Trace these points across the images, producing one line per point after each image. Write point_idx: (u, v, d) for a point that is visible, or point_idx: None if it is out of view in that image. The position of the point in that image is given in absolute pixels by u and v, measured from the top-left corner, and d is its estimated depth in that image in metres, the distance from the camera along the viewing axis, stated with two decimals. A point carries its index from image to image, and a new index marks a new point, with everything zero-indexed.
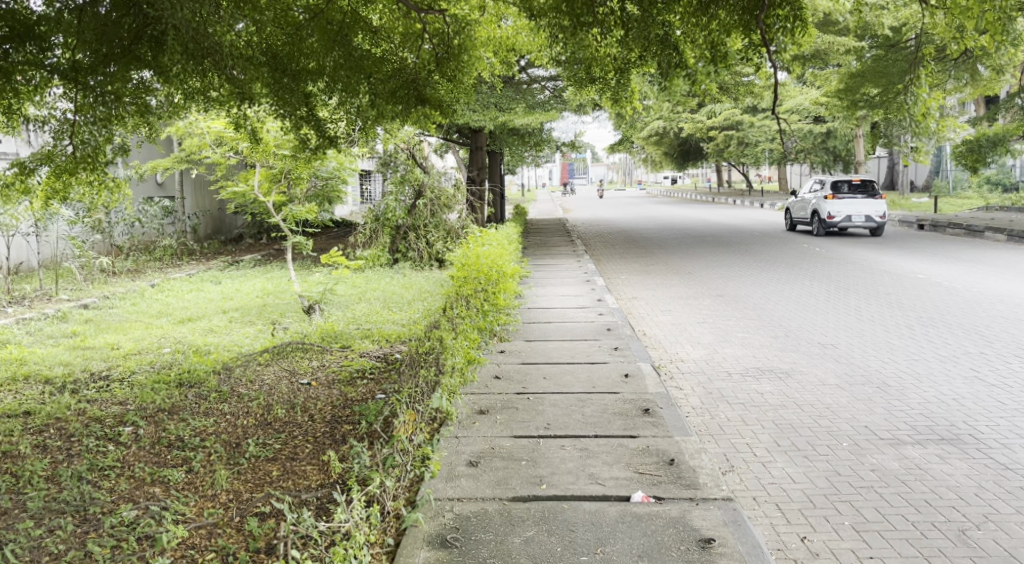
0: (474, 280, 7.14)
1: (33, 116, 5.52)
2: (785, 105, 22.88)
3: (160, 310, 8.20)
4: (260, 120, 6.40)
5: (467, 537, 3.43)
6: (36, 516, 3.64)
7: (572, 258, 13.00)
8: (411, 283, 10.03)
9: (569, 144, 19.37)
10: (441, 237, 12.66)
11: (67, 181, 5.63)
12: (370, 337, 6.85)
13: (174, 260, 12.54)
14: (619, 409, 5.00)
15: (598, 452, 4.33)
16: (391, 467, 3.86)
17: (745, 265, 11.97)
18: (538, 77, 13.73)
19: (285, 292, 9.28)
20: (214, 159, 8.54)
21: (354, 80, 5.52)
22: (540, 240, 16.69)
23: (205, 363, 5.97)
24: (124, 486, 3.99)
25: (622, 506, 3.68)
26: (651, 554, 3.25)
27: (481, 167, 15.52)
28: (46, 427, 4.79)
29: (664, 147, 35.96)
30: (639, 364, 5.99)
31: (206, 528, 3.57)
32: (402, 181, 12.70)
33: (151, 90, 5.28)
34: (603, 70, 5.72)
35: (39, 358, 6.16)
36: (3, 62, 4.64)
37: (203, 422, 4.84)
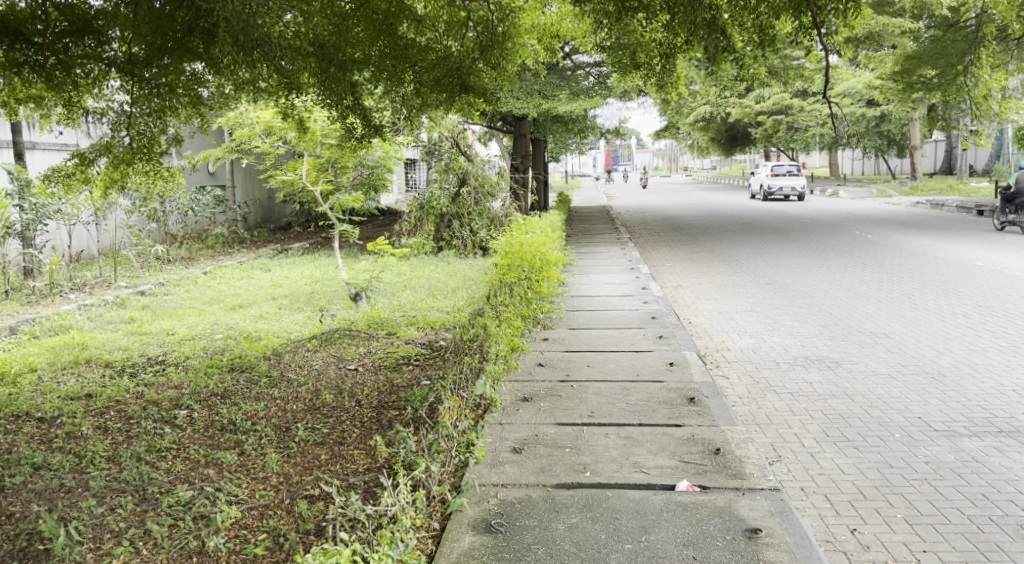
0: (518, 268, 7.14)
1: (93, 109, 5.70)
2: (837, 87, 22.33)
3: (212, 297, 8.41)
4: (307, 109, 6.47)
5: (511, 523, 3.46)
6: (98, 494, 3.78)
7: (616, 246, 12.94)
8: (456, 270, 10.10)
9: (614, 131, 19.23)
10: (485, 224, 12.71)
11: (124, 171, 5.80)
12: (415, 324, 6.93)
13: (226, 248, 12.86)
14: (664, 398, 4.97)
15: (643, 440, 4.32)
16: (437, 452, 3.93)
17: (794, 252, 11.75)
18: (582, 63, 13.71)
19: (332, 279, 9.44)
20: (263, 149, 8.71)
21: (400, 68, 5.57)
22: (584, 228, 16.63)
23: (256, 348, 6.13)
24: (180, 467, 4.12)
25: (667, 495, 3.67)
26: (697, 543, 3.24)
27: (525, 155, 15.50)
28: (106, 409, 4.96)
29: (711, 133, 35.44)
30: (685, 352, 5.94)
31: (258, 509, 3.66)
32: (446, 169, 12.77)
33: (204, 82, 5.38)
34: (648, 56, 5.65)
35: (99, 343, 6.37)
36: (63, 55, 4.83)
37: (254, 406, 4.95)
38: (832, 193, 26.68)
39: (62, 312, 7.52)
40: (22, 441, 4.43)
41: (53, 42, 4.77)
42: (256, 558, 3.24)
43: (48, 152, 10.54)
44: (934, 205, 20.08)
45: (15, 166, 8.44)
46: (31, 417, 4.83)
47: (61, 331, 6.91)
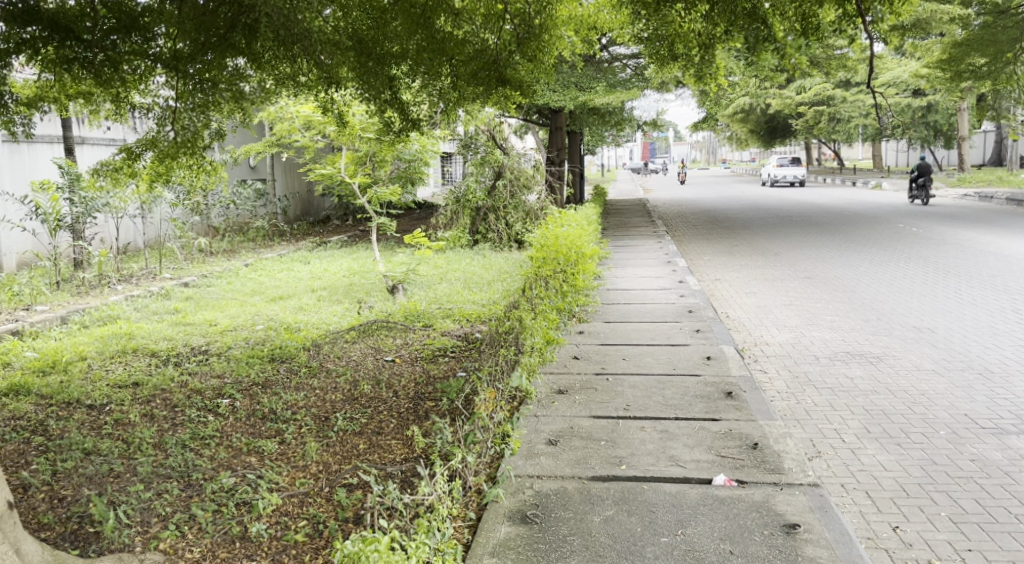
0: (553, 261, 7.11)
1: (139, 105, 5.83)
2: (881, 77, 21.85)
3: (253, 289, 8.56)
4: (345, 103, 6.52)
5: (547, 514, 3.47)
6: (145, 480, 3.89)
7: (652, 239, 12.84)
8: (491, 263, 10.14)
9: (652, 123, 19.08)
10: (521, 218, 12.73)
11: (169, 164, 5.92)
12: (451, 317, 6.98)
13: (266, 241, 13.07)
14: (702, 392, 4.94)
15: (680, 434, 4.29)
16: (473, 443, 3.96)
17: (835, 246, 11.55)
18: (619, 55, 13.73)
19: (370, 272, 9.53)
20: (303, 142, 8.82)
21: (436, 62, 5.50)
22: (620, 221, 16.53)
23: (296, 339, 6.23)
24: (223, 455, 4.21)
25: (704, 489, 3.65)
26: (735, 538, 3.22)
27: (561, 148, 15.44)
28: (152, 397, 5.09)
29: (750, 124, 34.94)
30: (722, 346, 5.89)
31: (299, 496, 3.73)
32: (483, 162, 12.77)
33: (245, 77, 5.46)
34: (686, 47, 5.49)
35: (145, 333, 6.54)
36: (111, 52, 4.97)
37: (294, 396, 5.04)
38: (874, 186, 26.14)
39: (110, 303, 7.73)
40: (74, 427, 4.57)
41: (101, 39, 4.89)
42: (296, 544, 3.31)
43: (96, 147, 10.82)
44: (983, 197, 19.51)
45: (65, 161, 8.68)
46: (82, 404, 4.98)
47: (109, 321, 7.10)
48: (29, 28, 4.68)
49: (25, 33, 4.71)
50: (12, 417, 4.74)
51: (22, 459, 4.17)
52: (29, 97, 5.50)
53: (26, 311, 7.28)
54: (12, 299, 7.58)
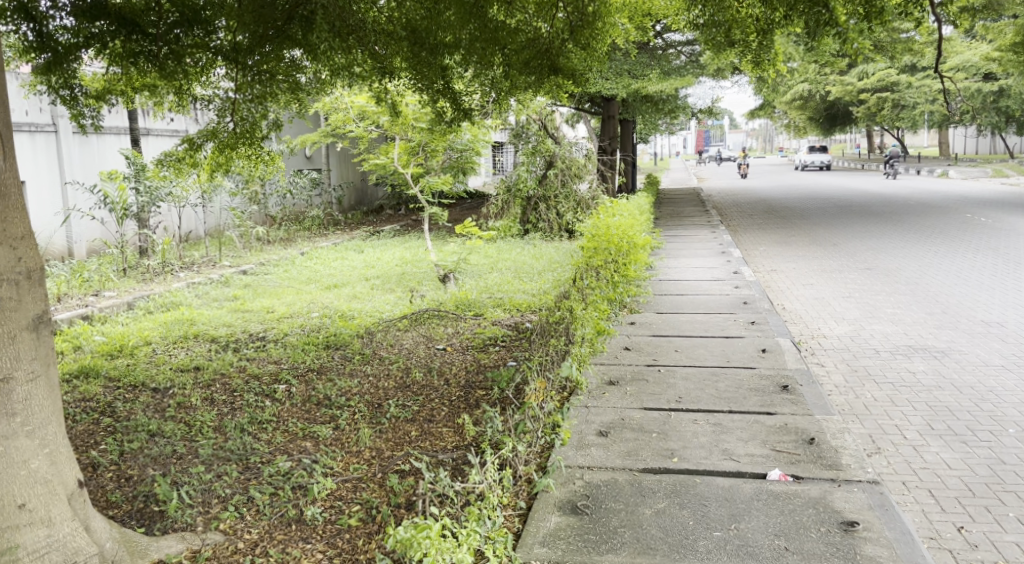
0: (605, 251, 7.02)
1: (200, 96, 5.98)
2: (950, 61, 21.00)
3: (309, 277, 8.71)
4: (399, 94, 6.55)
5: (597, 506, 3.46)
6: (206, 461, 4.01)
7: (706, 229, 12.64)
8: (541, 253, 10.12)
9: (707, 111, 18.76)
10: (572, 207, 12.68)
11: (228, 156, 6.05)
12: (502, 306, 7.00)
13: (321, 230, 13.32)
14: (756, 385, 4.85)
15: (733, 428, 4.23)
16: (523, 432, 3.99)
17: (897, 236, 11.19)
18: (674, 42, 13.59)
19: (422, 261, 9.61)
20: (357, 133, 8.94)
21: (490, 51, 5.41)
22: (673, 211, 16.31)
23: (350, 327, 6.34)
24: (280, 439, 4.31)
25: (758, 483, 3.59)
26: (790, 534, 3.16)
27: (614, 136, 15.35)
28: (212, 382, 5.24)
29: (808, 112, 34.05)
30: (778, 339, 5.77)
31: (352, 482, 3.81)
32: (534, 151, 12.75)
33: (301, 68, 5.52)
34: (744, 33, 5.35)
35: (206, 319, 6.73)
36: (175, 45, 5.12)
37: (348, 383, 5.13)
38: (940, 174, 25.24)
39: (173, 289, 7.97)
40: (139, 409, 4.74)
41: (166, 32, 5.05)
42: (350, 528, 3.37)
43: (160, 138, 11.16)
44: None
45: (131, 152, 8.95)
46: (147, 387, 5.15)
47: (172, 307, 7.33)
48: (97, 23, 4.84)
49: (93, 28, 4.88)
50: (83, 399, 4.94)
51: (93, 439, 4.34)
52: (97, 90, 5.66)
53: (95, 297, 7.57)
54: (83, 284, 7.89)
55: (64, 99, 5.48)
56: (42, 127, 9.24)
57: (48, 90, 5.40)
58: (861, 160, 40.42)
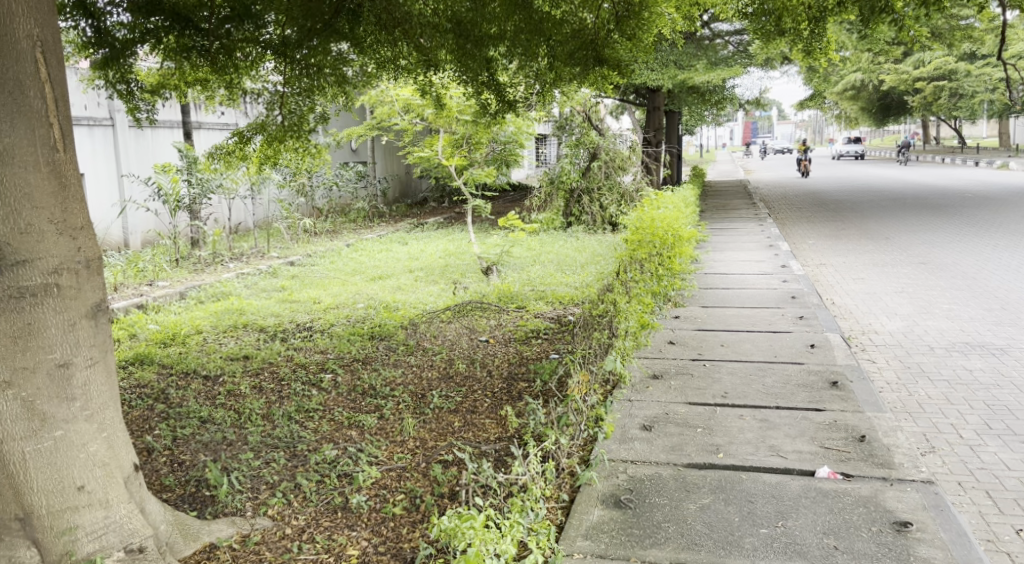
0: (649, 244, 6.94)
1: (250, 90, 6.08)
2: (1013, 48, 20.21)
3: (354, 269, 8.81)
4: (444, 86, 6.56)
5: (641, 500, 3.44)
6: (255, 448, 4.09)
7: (753, 222, 12.44)
8: (584, 246, 10.08)
9: (754, 103, 18.44)
10: (615, 200, 12.58)
11: (277, 149, 6.15)
12: (545, 299, 7.00)
13: (366, 222, 13.47)
14: (804, 381, 4.76)
15: (780, 424, 4.16)
16: (566, 425, 3.98)
17: (953, 230, 10.84)
18: (721, 32, 13.57)
19: (465, 253, 9.65)
20: (402, 126, 9.04)
21: (534, 42, 5.39)
22: (719, 203, 16.09)
23: (394, 318, 6.41)
24: (326, 428, 4.37)
25: (806, 481, 3.53)
26: (839, 533, 3.10)
27: (659, 128, 15.29)
28: (261, 370, 5.35)
29: (859, 102, 33.20)
30: (827, 335, 5.64)
31: (397, 471, 3.85)
32: (577, 144, 12.70)
33: (348, 61, 5.58)
34: (795, 22, 5.22)
35: (255, 309, 6.86)
36: (226, 40, 5.22)
37: (392, 373, 5.19)
38: (1001, 166, 24.33)
39: (223, 280, 8.14)
40: (191, 396, 4.86)
41: (217, 27, 5.15)
42: (395, 517, 3.41)
43: (211, 131, 11.42)
44: None
45: (184, 145, 9.16)
46: (198, 374, 5.28)
47: (222, 298, 7.49)
48: (153, 18, 4.96)
49: (149, 24, 4.99)
50: (138, 385, 5.09)
51: (147, 424, 4.47)
52: (152, 84, 5.78)
53: (149, 287, 7.78)
54: (137, 274, 8.12)
55: (121, 93, 5.61)
56: (100, 122, 9.52)
57: (106, 85, 5.53)
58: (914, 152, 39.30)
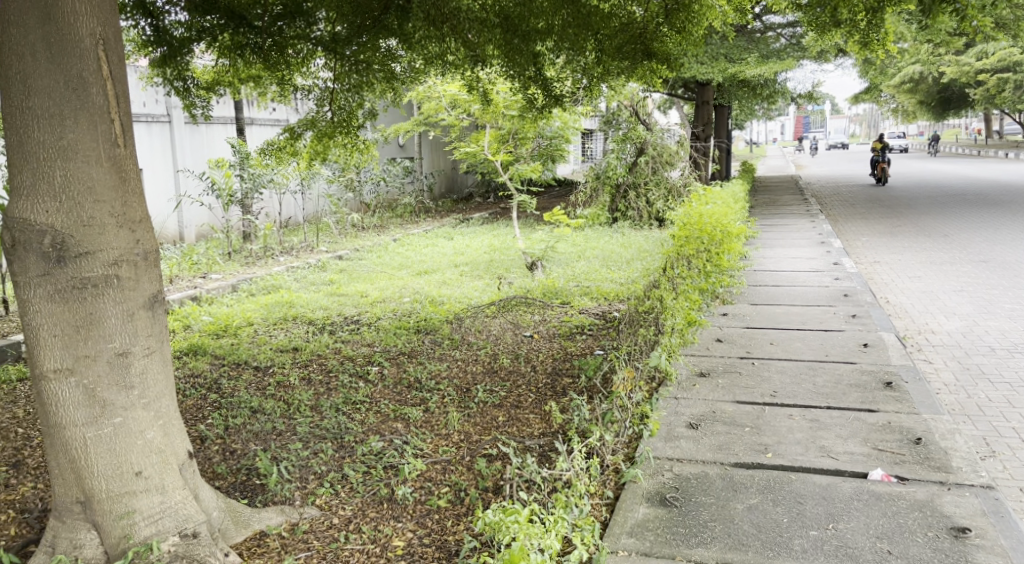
0: (697, 241, 6.83)
1: (301, 87, 6.17)
2: None
3: (401, 263, 8.90)
4: (491, 81, 6.56)
5: (687, 498, 3.40)
6: (304, 439, 4.16)
7: (804, 218, 12.17)
8: (630, 242, 10.00)
9: (806, 96, 18.06)
10: (662, 195, 12.46)
11: (326, 144, 6.23)
12: (590, 295, 6.96)
13: (413, 217, 13.57)
14: (857, 381, 4.65)
15: (831, 424, 4.07)
16: (611, 422, 3.95)
17: (1017, 227, 10.44)
18: (773, 24, 13.35)
19: (510, 249, 9.67)
20: (449, 121, 9.10)
21: (581, 37, 5.39)
22: (769, 199, 15.81)
23: (440, 313, 6.45)
24: (372, 420, 4.42)
25: (858, 483, 3.45)
26: (893, 537, 3.02)
27: (707, 123, 15.11)
28: (310, 362, 5.44)
29: (917, 95, 32.18)
30: (881, 334, 5.50)
31: (442, 464, 3.87)
32: (624, 139, 12.61)
33: (397, 57, 5.64)
34: (851, 12, 5.09)
35: (304, 302, 6.99)
36: (278, 37, 5.32)
37: (437, 366, 5.23)
38: None
39: (273, 273, 8.30)
40: (242, 387, 4.97)
41: (270, 25, 5.24)
42: (439, 510, 3.44)
43: (263, 127, 11.67)
44: None
45: (237, 141, 9.35)
46: (249, 365, 5.40)
47: (273, 290, 7.64)
48: (209, 17, 5.07)
49: (205, 22, 5.10)
50: (192, 375, 5.22)
51: (200, 413, 4.59)
52: (207, 81, 5.90)
53: (203, 279, 7.98)
54: (192, 267, 8.35)
55: (178, 90, 5.73)
56: (157, 118, 9.79)
57: (164, 82, 5.67)
58: (973, 147, 37.99)
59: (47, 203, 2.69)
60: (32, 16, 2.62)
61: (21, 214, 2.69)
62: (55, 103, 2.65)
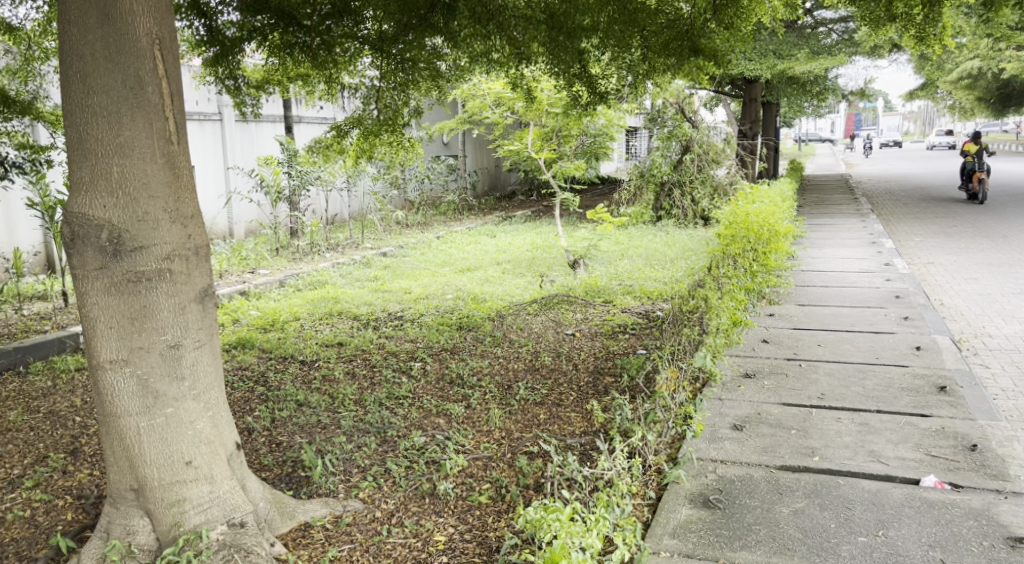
0: (743, 240, 6.72)
1: (348, 85, 6.24)
2: None
3: (444, 260, 8.96)
4: (535, 79, 6.54)
5: (731, 501, 3.35)
6: (348, 432, 4.22)
7: (855, 218, 11.87)
8: (675, 240, 9.88)
9: (858, 93, 17.64)
10: (708, 193, 12.32)
11: (372, 142, 6.31)
12: (632, 294, 6.91)
13: (456, 215, 13.65)
14: (909, 385, 4.52)
15: (882, 429, 3.97)
16: (653, 422, 3.91)
17: None
18: (824, 20, 13.09)
19: (553, 246, 9.66)
20: (494, 119, 9.13)
21: (628, 34, 5.37)
22: (817, 198, 15.49)
23: (482, 310, 6.47)
24: (415, 415, 4.46)
25: (910, 489, 3.35)
26: (945, 545, 2.93)
27: (754, 120, 14.88)
28: (355, 357, 5.51)
29: (976, 91, 31.10)
30: (935, 337, 5.35)
31: (483, 460, 3.88)
32: (670, 136, 12.41)
33: (442, 56, 5.66)
34: (907, 6, 4.95)
35: (349, 297, 7.08)
36: (326, 36, 5.38)
37: (479, 363, 5.25)
38: None
39: (319, 269, 8.43)
40: (289, 380, 5.06)
41: (318, 24, 5.31)
42: (480, 506, 3.45)
43: (311, 125, 11.88)
44: None
45: (285, 139, 9.52)
46: (295, 359, 5.49)
47: (319, 286, 7.76)
48: (260, 17, 5.17)
49: (256, 22, 5.20)
50: (240, 367, 5.34)
51: (248, 406, 4.68)
52: (257, 80, 6.02)
53: (251, 274, 8.14)
54: (241, 262, 8.55)
55: (229, 89, 5.84)
56: (209, 117, 10.03)
57: (216, 81, 5.80)
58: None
59: (104, 198, 2.77)
60: (92, 16, 2.70)
61: (79, 209, 2.77)
62: (113, 100, 2.73)
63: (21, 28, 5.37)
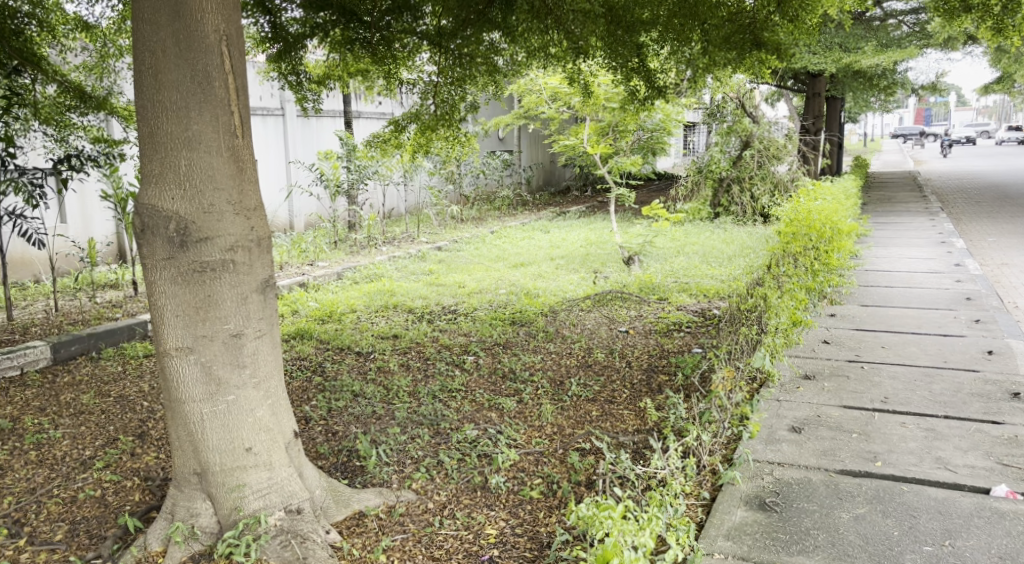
0: (804, 238, 6.48)
1: (407, 80, 6.31)
2: None
3: (497, 255, 8.98)
4: (592, 73, 6.47)
5: (788, 504, 3.28)
6: (402, 423, 4.27)
7: (923, 217, 11.43)
8: (732, 238, 9.70)
9: (929, 87, 16.98)
10: (768, 190, 12.05)
11: (429, 137, 6.36)
12: (688, 292, 6.82)
13: (510, 210, 13.65)
14: (980, 390, 4.34)
15: (950, 435, 3.82)
16: (708, 422, 3.84)
17: None
18: (894, 11, 12.66)
19: (607, 243, 9.60)
20: (550, 115, 9.11)
21: (687, 28, 5.28)
22: (882, 195, 15.02)
23: (535, 305, 6.47)
24: (467, 408, 4.48)
25: (979, 499, 3.22)
26: (1017, 559, 2.81)
27: (817, 115, 14.49)
28: (409, 349, 5.58)
29: None
30: (1009, 341, 5.11)
31: (534, 455, 3.88)
32: (729, 131, 12.25)
33: (499, 51, 5.66)
34: None
35: (404, 291, 7.16)
36: (385, 31, 5.47)
37: (532, 358, 5.25)
38: None
39: (376, 262, 8.57)
40: (345, 371, 5.15)
41: (378, 20, 5.39)
42: (532, 500, 3.46)
43: (370, 120, 12.08)
44: None
45: (344, 134, 9.68)
46: (352, 350, 5.59)
47: (375, 279, 7.88)
48: (322, 13, 5.26)
49: (318, 18, 5.31)
50: (298, 357, 5.46)
51: (305, 395, 4.78)
52: (318, 75, 6.13)
53: (310, 267, 8.31)
54: (300, 255, 8.75)
55: (291, 84, 5.98)
56: (272, 112, 10.27)
57: (279, 77, 5.93)
58: None
59: (173, 190, 2.86)
60: (164, 14, 2.79)
61: (150, 201, 2.87)
62: (182, 96, 2.82)
63: (97, 25, 5.60)
